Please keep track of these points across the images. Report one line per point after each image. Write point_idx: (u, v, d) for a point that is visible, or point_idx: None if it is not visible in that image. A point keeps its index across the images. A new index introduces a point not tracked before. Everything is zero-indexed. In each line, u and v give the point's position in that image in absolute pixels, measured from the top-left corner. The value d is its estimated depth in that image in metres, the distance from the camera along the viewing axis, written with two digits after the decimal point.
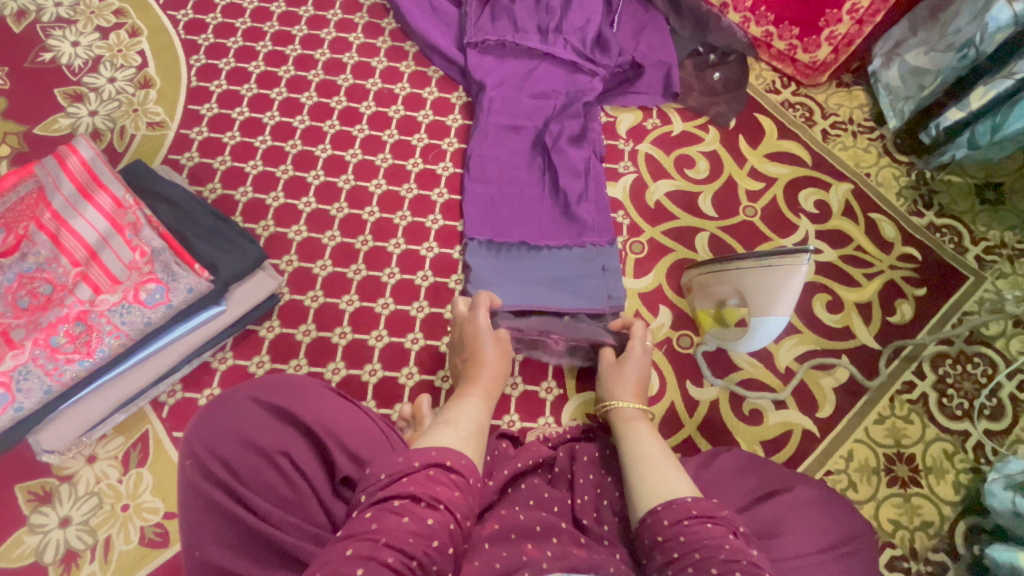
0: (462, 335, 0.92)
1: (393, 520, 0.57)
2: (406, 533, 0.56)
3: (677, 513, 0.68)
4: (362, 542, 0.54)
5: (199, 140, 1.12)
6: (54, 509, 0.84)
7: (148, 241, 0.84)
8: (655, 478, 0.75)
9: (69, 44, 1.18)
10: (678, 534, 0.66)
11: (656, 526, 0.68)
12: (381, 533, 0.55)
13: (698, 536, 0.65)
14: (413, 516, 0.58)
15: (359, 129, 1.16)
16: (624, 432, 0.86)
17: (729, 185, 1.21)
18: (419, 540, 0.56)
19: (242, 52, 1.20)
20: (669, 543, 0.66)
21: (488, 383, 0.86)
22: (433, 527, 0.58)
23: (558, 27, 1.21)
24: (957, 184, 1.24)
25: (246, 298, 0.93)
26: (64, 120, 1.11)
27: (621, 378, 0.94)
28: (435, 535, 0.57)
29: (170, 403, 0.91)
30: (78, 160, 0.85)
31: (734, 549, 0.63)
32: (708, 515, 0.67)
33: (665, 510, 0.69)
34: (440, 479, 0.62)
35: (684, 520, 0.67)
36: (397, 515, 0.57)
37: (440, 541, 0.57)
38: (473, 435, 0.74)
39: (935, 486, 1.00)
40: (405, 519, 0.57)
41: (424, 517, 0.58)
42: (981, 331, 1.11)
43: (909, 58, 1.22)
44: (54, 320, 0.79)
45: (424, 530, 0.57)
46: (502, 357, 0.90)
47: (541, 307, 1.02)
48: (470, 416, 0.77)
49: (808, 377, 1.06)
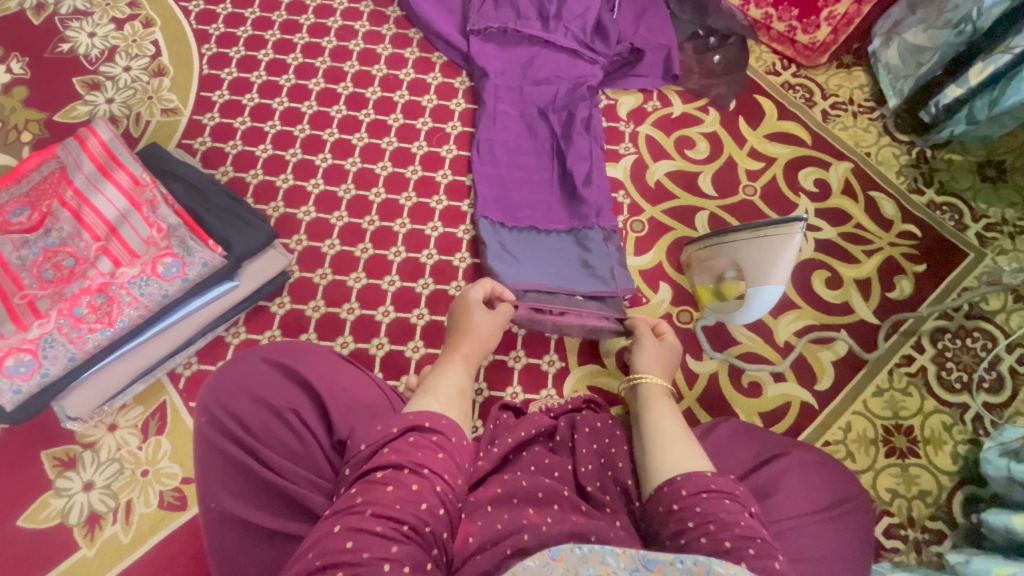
0: (455, 314, 0.94)
1: (379, 489, 0.60)
2: (393, 501, 0.59)
3: (697, 485, 0.70)
4: (350, 514, 0.57)
5: (211, 125, 1.15)
6: (79, 474, 0.88)
7: (164, 218, 0.87)
8: (679, 452, 0.77)
9: (86, 35, 1.22)
10: (695, 504, 0.69)
11: (673, 495, 0.71)
12: (368, 504, 0.58)
13: (714, 509, 0.68)
14: (397, 483, 0.61)
15: (366, 114, 1.19)
16: (649, 406, 0.87)
17: (728, 165, 1.23)
18: (406, 506, 0.59)
19: (252, 41, 1.24)
20: (683, 512, 0.68)
21: (468, 351, 0.88)
22: (418, 491, 0.61)
23: (559, 14, 1.22)
24: (957, 162, 1.25)
25: (259, 274, 0.96)
26: (82, 107, 1.15)
27: (646, 356, 0.96)
28: (422, 498, 0.60)
29: (187, 374, 0.95)
30: (98, 141, 0.89)
31: (749, 526, 0.65)
32: (725, 490, 0.70)
33: (686, 481, 0.71)
34: (420, 444, 0.65)
35: (702, 493, 0.70)
36: (381, 484, 0.60)
37: (429, 503, 0.60)
38: (455, 401, 0.77)
39: (934, 456, 1.01)
40: (390, 487, 0.60)
41: (409, 483, 0.61)
42: (981, 306, 1.12)
43: (908, 36, 1.23)
44: (77, 292, 0.83)
45: (410, 496, 0.60)
46: (493, 332, 0.92)
47: (556, 288, 1.04)
48: (451, 383, 0.80)
49: (807, 351, 1.08)
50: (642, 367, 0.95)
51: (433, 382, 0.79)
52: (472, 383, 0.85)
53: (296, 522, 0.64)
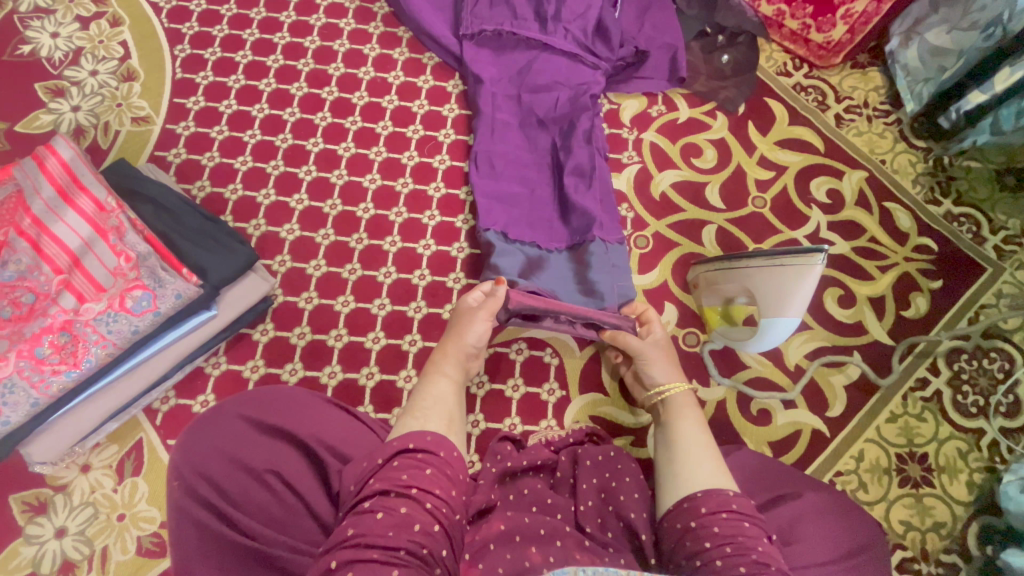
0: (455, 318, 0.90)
1: (369, 519, 0.56)
2: (385, 529, 0.55)
3: (717, 504, 0.69)
4: (345, 548, 0.54)
5: (186, 135, 1.08)
6: (50, 519, 0.83)
7: (133, 245, 0.80)
8: (706, 469, 0.74)
9: (49, 36, 1.13)
10: (712, 524, 0.67)
11: (693, 513, 0.69)
12: (360, 537, 0.55)
13: (732, 531, 0.66)
14: (387, 510, 0.57)
15: (352, 122, 1.11)
16: (676, 416, 0.84)
17: (737, 174, 1.17)
18: (399, 531, 0.55)
19: (228, 42, 1.15)
20: (701, 531, 0.67)
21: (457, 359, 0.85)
22: (409, 514, 0.57)
23: (557, 14, 1.14)
24: (976, 170, 1.19)
25: (239, 301, 0.90)
26: (46, 116, 1.07)
27: (652, 358, 0.91)
28: (414, 520, 0.57)
29: (164, 409, 0.89)
30: (58, 161, 0.81)
31: (765, 551, 0.64)
32: (745, 513, 0.68)
33: (706, 500, 0.70)
34: (405, 466, 0.62)
35: (723, 512, 0.68)
36: (371, 513, 0.57)
37: (422, 523, 0.57)
38: (435, 409, 0.74)
39: (949, 485, 0.97)
40: (380, 515, 0.57)
41: (397, 507, 0.58)
42: (999, 325, 1.07)
43: (929, 37, 1.17)
44: (38, 331, 0.77)
45: (401, 521, 0.56)
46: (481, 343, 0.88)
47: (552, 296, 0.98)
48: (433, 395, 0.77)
49: (818, 375, 1.03)
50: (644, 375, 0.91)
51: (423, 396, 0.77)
52: (461, 399, 0.81)
53: None
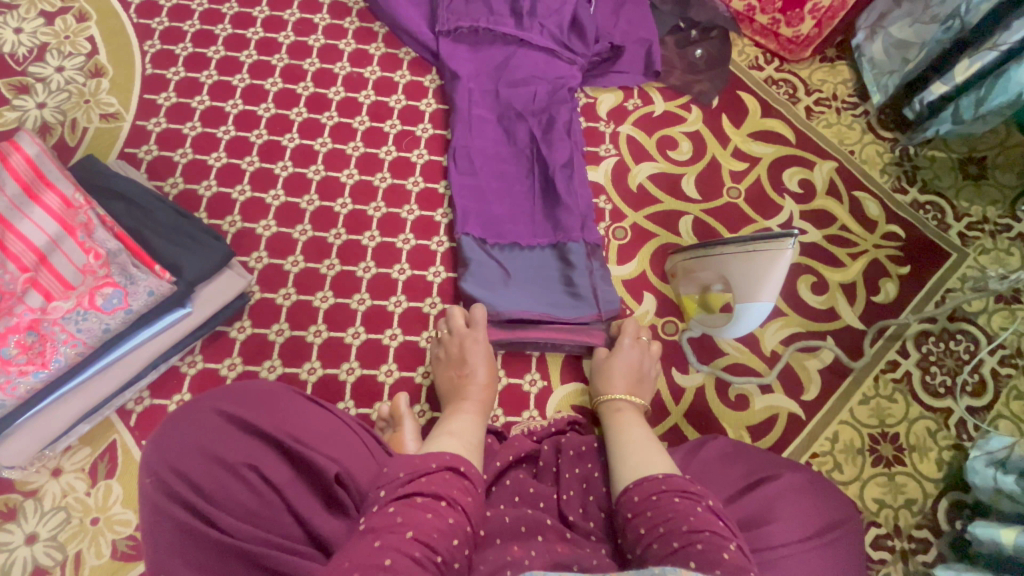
0: (451, 353, 0.90)
1: (418, 515, 0.57)
2: (432, 529, 0.56)
3: (647, 489, 0.69)
4: (389, 535, 0.55)
5: (157, 132, 1.06)
6: (20, 526, 0.80)
7: (102, 242, 0.79)
8: (637, 459, 0.75)
9: (11, 32, 1.10)
10: (646, 510, 0.67)
11: (627, 504, 0.69)
12: (406, 527, 0.56)
13: (665, 510, 0.66)
14: (436, 513, 0.58)
15: (328, 117, 1.11)
16: (616, 424, 0.85)
17: (712, 166, 1.19)
18: (443, 536, 0.56)
19: (200, 37, 1.14)
20: (637, 519, 0.67)
21: (479, 398, 0.85)
22: (454, 525, 0.58)
23: (533, 10, 1.15)
24: (940, 159, 1.23)
25: (214, 299, 0.88)
26: (9, 113, 1.04)
27: (609, 369, 0.93)
28: (455, 533, 0.58)
29: (138, 410, 0.88)
30: (22, 157, 0.79)
31: (699, 520, 0.63)
32: (676, 488, 0.68)
33: (636, 488, 0.70)
34: (456, 483, 0.63)
35: (653, 495, 0.68)
36: (421, 510, 0.58)
37: (460, 539, 0.58)
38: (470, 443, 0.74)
39: (919, 463, 1.00)
40: (429, 515, 0.57)
41: (446, 515, 0.58)
42: (964, 308, 1.11)
43: (894, 30, 1.20)
44: (3, 331, 0.74)
45: (446, 528, 0.57)
46: (490, 370, 0.88)
47: (541, 313, 0.98)
48: (472, 429, 0.77)
49: (794, 360, 1.05)
50: (608, 383, 0.92)
51: (446, 424, 0.77)
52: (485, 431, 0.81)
53: None
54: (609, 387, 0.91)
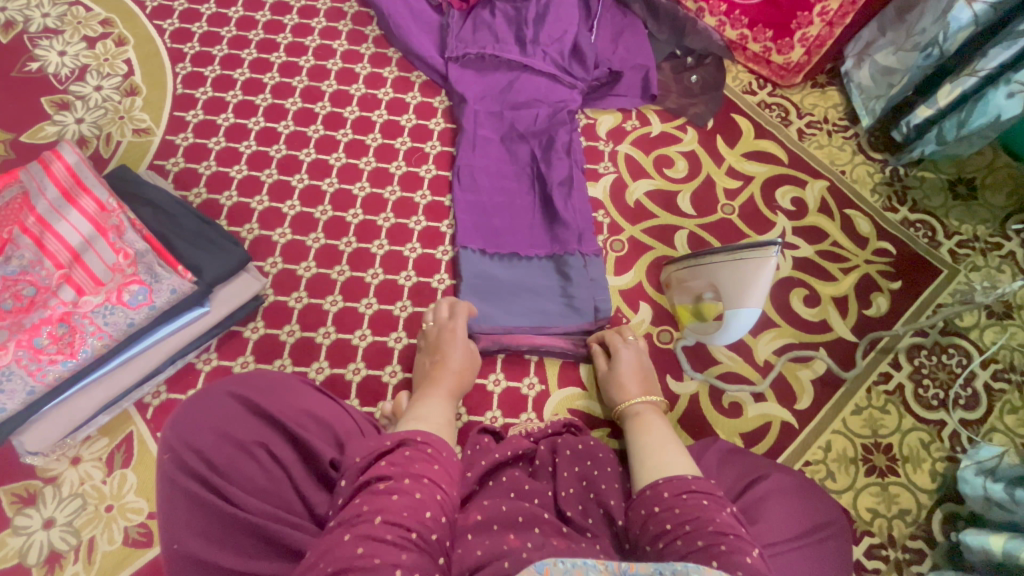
0: (431, 339, 0.95)
1: (385, 499, 0.60)
2: (400, 508, 0.59)
3: (677, 487, 0.72)
4: (358, 525, 0.57)
5: (185, 146, 1.13)
6: (39, 511, 0.84)
7: (131, 243, 0.85)
8: (662, 458, 0.78)
9: (56, 54, 1.20)
10: (674, 506, 0.69)
11: (655, 499, 0.72)
12: (375, 513, 0.58)
13: (692, 509, 0.68)
14: (401, 492, 0.61)
15: (343, 134, 1.18)
16: (638, 426, 0.88)
17: (707, 183, 1.24)
18: (414, 513, 0.59)
19: (227, 60, 1.23)
20: (664, 514, 0.69)
21: (449, 383, 0.89)
22: (422, 500, 0.61)
23: (536, 38, 1.23)
24: (929, 180, 1.27)
25: (231, 299, 0.94)
26: (50, 127, 1.13)
27: (623, 375, 0.96)
28: (426, 506, 0.60)
29: (155, 404, 0.92)
30: (63, 165, 0.86)
31: (723, 522, 0.66)
32: (705, 491, 0.71)
33: (667, 484, 0.73)
34: (416, 457, 0.65)
35: (683, 494, 0.71)
36: (385, 494, 0.60)
37: (433, 512, 0.61)
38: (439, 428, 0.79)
39: (913, 474, 1.02)
40: (395, 496, 0.60)
41: (411, 492, 0.61)
42: (956, 323, 1.13)
43: (879, 58, 1.26)
44: (37, 322, 0.80)
45: (415, 504, 0.60)
46: (465, 359, 0.92)
47: (535, 323, 1.04)
48: (436, 411, 0.82)
49: (786, 370, 1.08)
50: (623, 388, 0.95)
51: (418, 409, 0.81)
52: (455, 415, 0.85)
53: (263, 562, 0.62)
54: (625, 395, 0.94)
